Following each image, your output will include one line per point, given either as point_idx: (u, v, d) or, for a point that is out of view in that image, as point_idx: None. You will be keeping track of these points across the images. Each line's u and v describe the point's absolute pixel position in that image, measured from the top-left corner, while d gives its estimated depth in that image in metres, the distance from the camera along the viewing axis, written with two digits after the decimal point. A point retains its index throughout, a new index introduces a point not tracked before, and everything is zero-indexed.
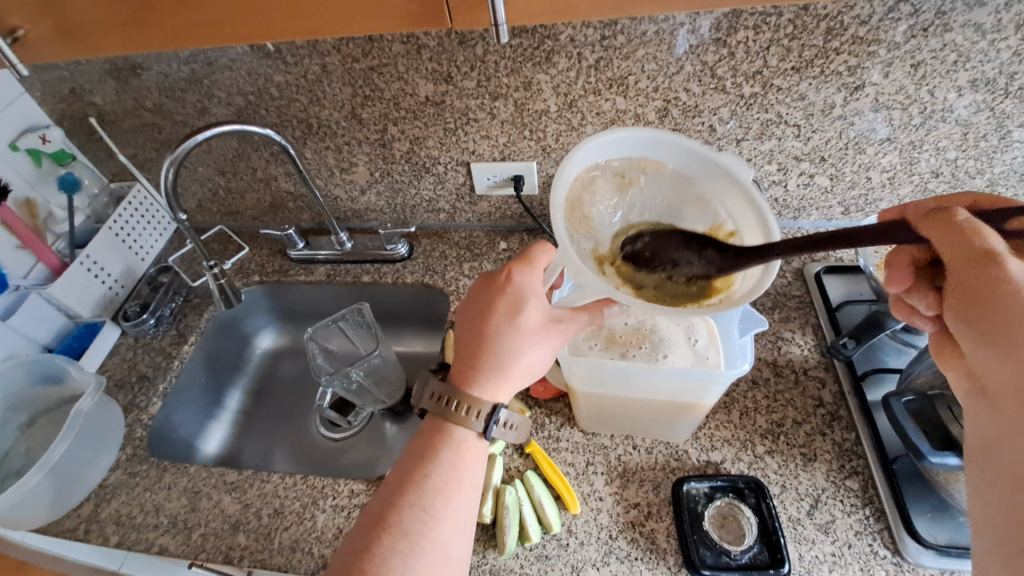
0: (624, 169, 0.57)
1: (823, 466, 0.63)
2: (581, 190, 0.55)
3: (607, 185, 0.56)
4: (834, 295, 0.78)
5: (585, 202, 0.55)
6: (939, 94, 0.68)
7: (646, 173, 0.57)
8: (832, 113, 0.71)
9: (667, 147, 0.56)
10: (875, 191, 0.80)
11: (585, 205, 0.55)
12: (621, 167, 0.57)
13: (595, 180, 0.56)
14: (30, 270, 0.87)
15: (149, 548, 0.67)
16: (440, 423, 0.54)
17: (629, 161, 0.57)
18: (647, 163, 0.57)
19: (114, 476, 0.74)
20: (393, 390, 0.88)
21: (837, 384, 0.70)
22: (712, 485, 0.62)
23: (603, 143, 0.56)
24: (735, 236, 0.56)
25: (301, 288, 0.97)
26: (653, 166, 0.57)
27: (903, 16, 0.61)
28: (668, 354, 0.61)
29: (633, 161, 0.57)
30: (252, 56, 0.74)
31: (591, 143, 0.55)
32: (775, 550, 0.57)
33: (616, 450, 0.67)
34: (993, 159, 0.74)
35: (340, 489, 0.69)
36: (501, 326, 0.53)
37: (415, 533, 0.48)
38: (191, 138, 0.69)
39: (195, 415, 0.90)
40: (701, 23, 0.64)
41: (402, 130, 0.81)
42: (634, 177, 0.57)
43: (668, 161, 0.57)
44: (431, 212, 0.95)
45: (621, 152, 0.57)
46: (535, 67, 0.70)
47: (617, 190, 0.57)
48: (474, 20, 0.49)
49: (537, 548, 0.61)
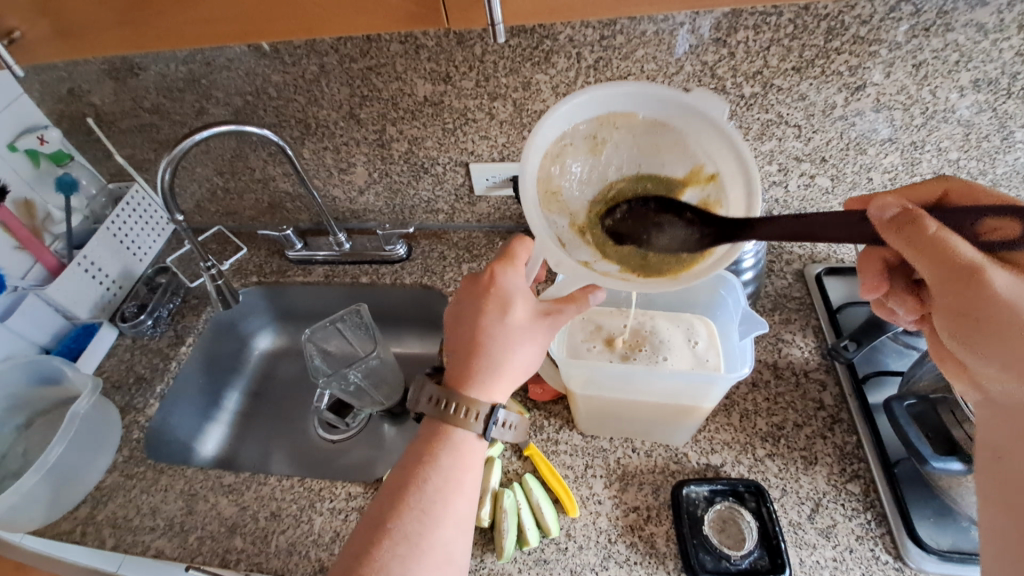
0: (592, 130, 0.53)
1: (824, 470, 0.63)
2: (551, 165, 0.53)
3: (575, 153, 0.54)
4: (834, 297, 0.77)
5: (556, 181, 0.54)
6: (941, 94, 0.67)
7: (617, 128, 0.53)
8: (833, 114, 0.71)
9: (633, 95, 0.51)
10: (876, 192, 0.79)
11: (555, 182, 0.54)
12: (591, 128, 0.53)
13: (565, 150, 0.53)
14: (28, 270, 0.87)
15: (146, 550, 0.67)
16: (437, 426, 0.53)
17: (596, 120, 0.52)
18: (616, 117, 0.52)
19: (111, 478, 0.74)
20: (391, 392, 0.88)
21: (838, 386, 0.69)
22: (712, 489, 0.61)
23: (566, 110, 0.51)
24: (716, 179, 0.53)
25: (299, 288, 0.96)
26: (624, 118, 0.52)
27: (904, 16, 0.60)
28: (667, 357, 0.61)
29: (602, 117, 0.52)
30: (250, 56, 0.74)
31: (555, 115, 0.50)
32: (776, 555, 0.56)
33: (615, 453, 0.67)
34: (995, 160, 0.73)
35: (337, 492, 0.68)
36: (490, 326, 0.53)
37: (414, 535, 0.48)
38: (188, 139, 0.69)
39: (192, 417, 0.89)
40: (700, 23, 0.63)
41: (400, 130, 0.80)
42: (607, 134, 0.53)
43: (639, 110, 0.52)
44: (429, 212, 0.94)
45: (589, 113, 0.52)
46: (533, 67, 0.70)
47: (589, 154, 0.54)
48: (470, 20, 0.48)
49: (536, 552, 0.60)
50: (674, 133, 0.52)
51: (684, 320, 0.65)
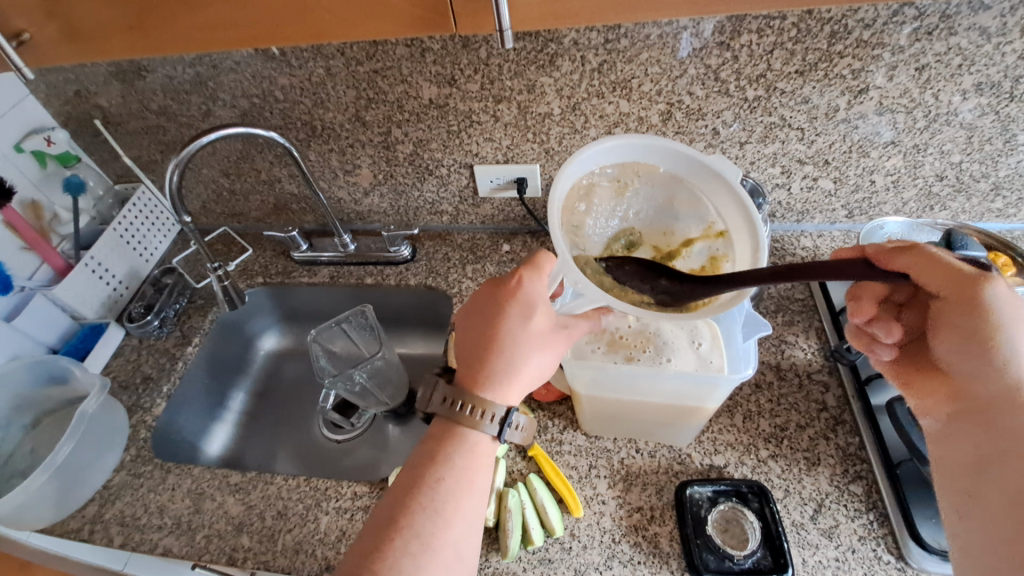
0: (618, 174, 0.58)
1: (827, 471, 0.63)
2: (578, 199, 0.57)
3: (603, 193, 0.58)
4: (837, 299, 0.78)
5: (579, 214, 0.57)
6: (943, 98, 0.68)
7: (639, 176, 0.58)
8: (836, 117, 0.71)
9: (658, 150, 0.56)
10: (879, 195, 0.80)
11: (578, 214, 0.57)
12: (615, 174, 0.58)
13: (591, 189, 0.57)
14: (35, 271, 0.89)
15: (153, 548, 0.67)
16: (450, 427, 0.54)
17: (621, 166, 0.58)
18: (640, 167, 0.58)
19: (118, 477, 0.75)
20: (395, 392, 0.88)
21: (841, 387, 0.70)
22: (716, 490, 0.62)
23: (598, 152, 0.56)
24: (725, 236, 0.57)
25: (304, 289, 0.97)
26: (646, 169, 0.58)
27: (907, 19, 0.61)
28: (671, 358, 0.61)
29: (626, 164, 0.58)
30: (257, 58, 0.75)
31: (586, 155, 0.55)
32: (779, 555, 0.57)
33: (619, 453, 0.67)
34: (997, 163, 0.74)
35: (343, 491, 0.69)
36: (511, 331, 0.53)
37: (427, 535, 0.48)
38: (196, 141, 0.69)
39: (199, 416, 0.90)
40: (704, 27, 0.64)
41: (405, 132, 0.81)
42: (629, 181, 0.58)
43: (661, 165, 0.57)
44: (433, 214, 0.95)
45: (615, 159, 0.58)
46: (538, 70, 0.71)
47: (612, 196, 0.58)
48: (478, 25, 0.49)
49: (540, 552, 0.61)
50: (690, 189, 0.57)
51: (687, 321, 0.65)
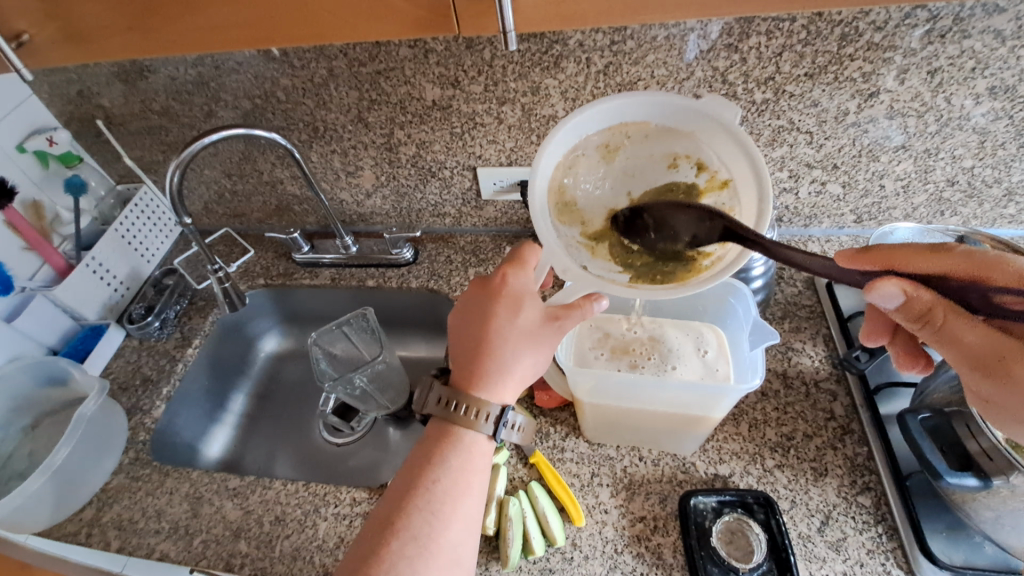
0: (607, 139, 0.54)
1: (834, 482, 0.62)
2: (567, 174, 0.54)
3: (591, 162, 0.55)
4: (845, 306, 0.76)
5: (571, 188, 0.55)
6: (956, 102, 0.66)
7: (629, 137, 0.54)
8: (846, 120, 0.70)
9: (648, 105, 0.51)
10: (888, 200, 0.78)
11: (569, 190, 0.55)
12: (603, 138, 0.54)
13: (579, 160, 0.54)
14: (36, 271, 0.88)
15: (150, 554, 0.66)
16: (446, 428, 0.53)
17: (608, 130, 0.53)
18: (630, 126, 0.53)
19: (117, 479, 0.74)
20: (396, 395, 0.87)
21: (848, 396, 0.68)
22: (720, 500, 0.60)
23: (579, 123, 0.52)
24: (729, 185, 0.52)
25: (305, 291, 0.96)
26: (636, 126, 0.53)
27: (920, 22, 0.59)
28: (676, 366, 0.60)
29: (615, 127, 0.53)
30: (259, 59, 0.74)
31: (563, 130, 0.51)
32: (785, 568, 0.55)
33: (622, 461, 0.66)
34: (1011, 168, 0.72)
35: (342, 497, 0.68)
36: (500, 328, 0.52)
37: (423, 538, 0.48)
38: (197, 142, 0.69)
39: (198, 417, 0.89)
40: (711, 28, 0.63)
41: (408, 134, 0.80)
42: (619, 143, 0.54)
43: (651, 119, 0.52)
44: (436, 216, 0.94)
45: (600, 123, 0.53)
46: (543, 72, 0.70)
47: (603, 162, 0.55)
48: (481, 26, 0.48)
49: (541, 561, 0.59)
50: (687, 140, 0.52)
51: (693, 328, 0.65)
